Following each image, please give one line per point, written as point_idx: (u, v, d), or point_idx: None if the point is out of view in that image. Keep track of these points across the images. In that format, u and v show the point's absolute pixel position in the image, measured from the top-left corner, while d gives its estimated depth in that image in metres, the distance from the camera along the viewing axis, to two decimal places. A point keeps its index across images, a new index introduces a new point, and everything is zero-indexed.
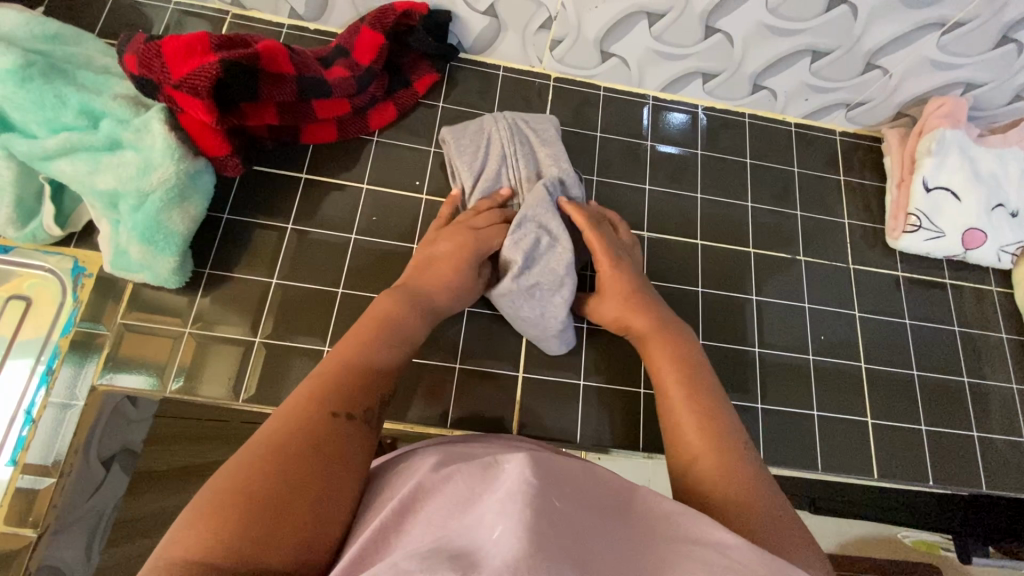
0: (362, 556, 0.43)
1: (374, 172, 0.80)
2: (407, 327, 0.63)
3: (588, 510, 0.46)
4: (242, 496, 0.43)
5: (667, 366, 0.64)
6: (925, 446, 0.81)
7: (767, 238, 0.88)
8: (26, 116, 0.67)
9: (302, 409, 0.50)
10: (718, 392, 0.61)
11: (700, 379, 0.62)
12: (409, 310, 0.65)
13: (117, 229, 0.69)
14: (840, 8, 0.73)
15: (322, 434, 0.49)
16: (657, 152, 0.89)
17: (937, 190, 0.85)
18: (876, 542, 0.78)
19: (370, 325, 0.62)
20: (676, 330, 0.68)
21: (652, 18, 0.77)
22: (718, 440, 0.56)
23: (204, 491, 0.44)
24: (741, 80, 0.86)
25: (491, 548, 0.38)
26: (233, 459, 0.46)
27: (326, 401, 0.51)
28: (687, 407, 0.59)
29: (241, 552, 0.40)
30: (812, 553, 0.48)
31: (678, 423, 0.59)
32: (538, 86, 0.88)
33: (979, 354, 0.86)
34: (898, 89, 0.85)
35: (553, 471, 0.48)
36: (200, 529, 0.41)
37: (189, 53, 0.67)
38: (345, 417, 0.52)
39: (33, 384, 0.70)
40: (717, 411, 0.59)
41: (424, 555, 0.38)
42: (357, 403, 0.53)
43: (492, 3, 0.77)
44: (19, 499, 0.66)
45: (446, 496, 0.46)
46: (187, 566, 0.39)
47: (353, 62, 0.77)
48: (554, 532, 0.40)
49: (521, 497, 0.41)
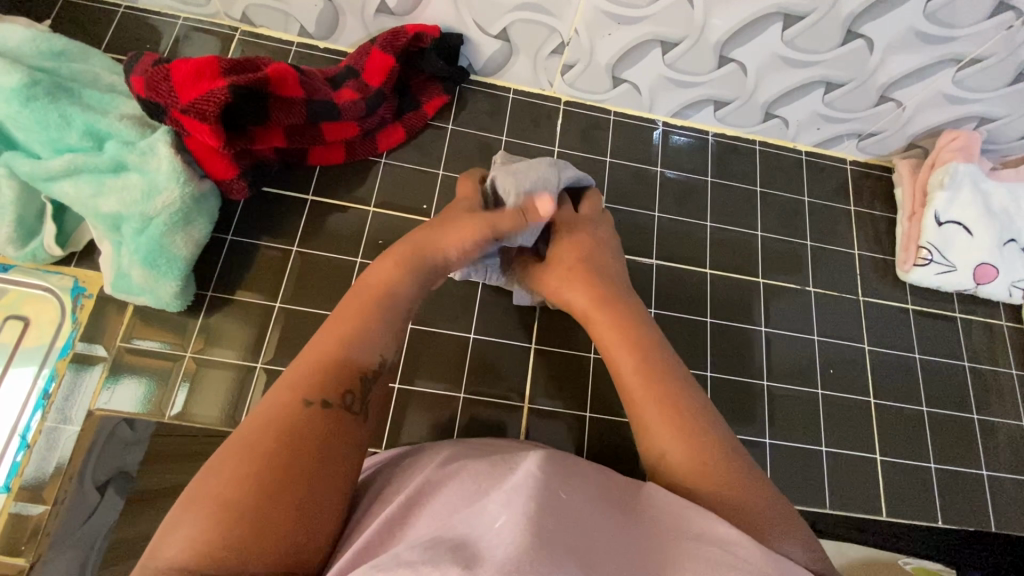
0: (366, 548, 0.44)
1: (380, 194, 0.79)
2: (394, 296, 0.60)
3: (596, 509, 0.47)
4: (220, 501, 0.43)
5: (618, 347, 0.60)
6: (934, 483, 0.80)
7: (776, 267, 0.87)
8: (30, 136, 0.67)
9: (275, 401, 0.49)
10: (682, 378, 0.58)
11: (649, 351, 0.59)
12: (401, 278, 0.61)
13: (119, 251, 0.67)
14: (856, 41, 0.72)
15: (296, 425, 0.48)
16: (666, 178, 0.88)
17: (949, 223, 0.84)
18: (877, 566, 0.75)
19: (357, 300, 0.58)
20: (623, 301, 0.64)
21: (667, 46, 0.76)
22: (675, 416, 0.54)
23: (187, 494, 0.44)
24: (752, 109, 0.85)
25: (493, 539, 0.39)
26: (212, 464, 0.45)
27: (299, 389, 0.50)
28: (643, 386, 0.56)
29: (221, 556, 0.41)
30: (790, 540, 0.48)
31: (636, 402, 0.56)
32: (548, 109, 0.87)
33: (988, 390, 0.85)
34: (911, 121, 0.84)
35: (564, 466, 0.50)
36: (185, 536, 0.41)
37: (199, 77, 0.67)
38: (320, 405, 0.50)
39: (28, 409, 0.69)
40: (675, 388, 0.56)
41: (427, 545, 0.39)
42: (332, 388, 0.51)
43: (505, 27, 0.77)
44: (9, 527, 0.64)
45: (452, 490, 0.47)
46: (173, 574, 0.40)
47: (362, 84, 0.77)
48: (558, 526, 0.41)
49: (526, 490, 0.42)
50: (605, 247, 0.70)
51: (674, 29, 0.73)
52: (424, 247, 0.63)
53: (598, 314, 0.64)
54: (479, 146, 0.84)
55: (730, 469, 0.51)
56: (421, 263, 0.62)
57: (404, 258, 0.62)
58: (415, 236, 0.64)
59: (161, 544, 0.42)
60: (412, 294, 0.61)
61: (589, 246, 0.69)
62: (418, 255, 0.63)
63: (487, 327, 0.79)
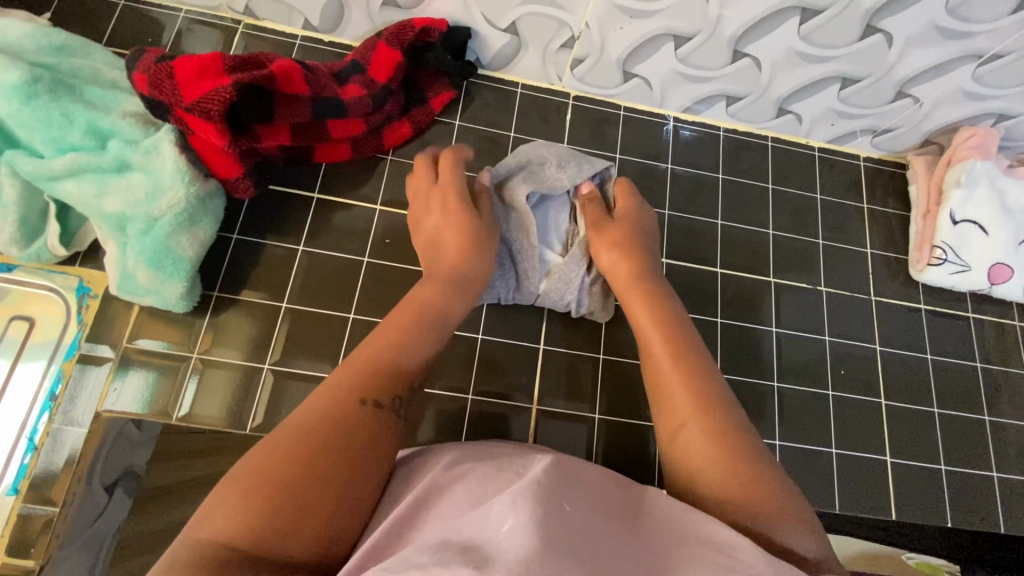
0: (377, 549, 0.44)
1: (387, 191, 0.78)
2: (444, 313, 0.61)
3: (598, 520, 0.46)
4: (269, 481, 0.43)
5: (646, 320, 0.63)
6: (944, 485, 0.79)
7: (788, 266, 0.86)
8: (32, 135, 0.66)
9: (327, 395, 0.49)
10: (709, 358, 0.60)
11: (680, 329, 0.62)
12: (452, 298, 0.63)
13: (124, 252, 0.67)
14: (875, 36, 0.71)
15: (351, 425, 0.48)
16: (676, 174, 0.87)
17: (965, 222, 0.83)
18: (881, 559, 0.75)
19: (411, 309, 0.60)
20: (656, 287, 0.66)
21: (679, 40, 0.74)
22: (699, 391, 0.56)
23: (233, 470, 0.44)
24: (766, 104, 0.83)
25: (501, 543, 0.39)
26: (264, 442, 0.46)
27: (355, 388, 0.50)
28: (675, 379, 0.57)
29: (265, 538, 0.41)
30: (800, 519, 0.48)
31: (668, 392, 0.57)
32: (557, 105, 0.85)
33: (999, 391, 0.84)
34: (928, 117, 0.83)
35: (569, 475, 0.50)
36: (229, 511, 0.42)
37: (203, 75, 0.65)
38: (374, 406, 0.50)
39: (35, 410, 0.69)
40: (701, 362, 0.59)
41: (435, 548, 0.39)
42: (385, 390, 0.52)
43: (514, 21, 0.75)
44: (19, 529, 0.64)
45: (461, 493, 0.48)
46: (216, 546, 0.40)
47: (369, 79, 0.75)
48: (562, 532, 0.41)
49: (531, 494, 0.42)
50: (645, 236, 0.71)
51: (688, 24, 0.71)
52: (463, 272, 0.65)
53: (631, 292, 0.66)
54: (486, 143, 0.82)
55: (746, 448, 0.52)
56: (468, 288, 0.65)
57: (449, 276, 0.64)
58: (457, 260, 0.66)
59: (200, 519, 0.42)
60: (457, 310, 0.63)
61: (626, 236, 0.70)
62: (461, 278, 0.65)
63: (495, 327, 0.77)
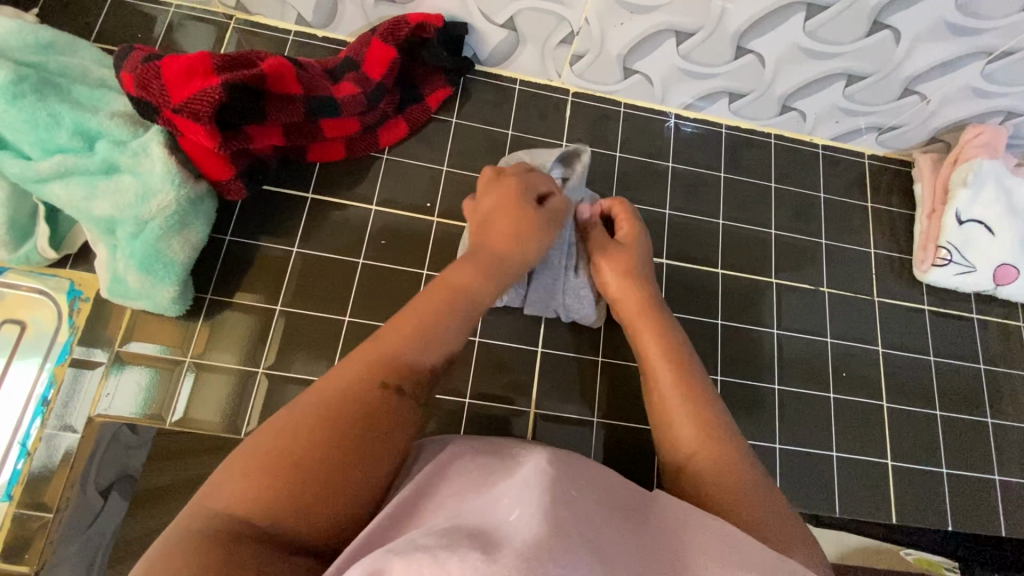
0: (380, 532, 0.43)
1: (382, 191, 0.77)
2: (473, 294, 0.57)
3: (603, 508, 0.46)
4: (286, 459, 0.42)
5: (654, 351, 0.64)
6: (945, 488, 0.79)
7: (790, 266, 0.85)
8: (19, 137, 0.64)
9: (346, 372, 0.47)
10: (712, 388, 0.61)
11: (686, 361, 0.63)
12: (481, 282, 0.59)
13: (115, 254, 0.66)
14: (882, 33, 0.69)
15: (369, 408, 0.46)
16: (678, 173, 0.85)
17: (971, 222, 0.81)
18: (877, 553, 0.75)
19: (438, 290, 0.56)
20: (664, 313, 0.67)
21: (681, 37, 0.72)
22: (706, 421, 0.58)
23: (249, 443, 0.43)
24: (770, 101, 0.82)
25: (509, 530, 0.39)
26: (283, 416, 0.44)
27: (380, 369, 0.48)
28: (681, 408, 0.59)
29: (277, 518, 0.41)
30: (808, 544, 0.49)
31: (673, 419, 0.59)
32: (556, 101, 0.84)
33: (1002, 393, 0.83)
34: (935, 115, 0.81)
35: (571, 466, 0.49)
36: (244, 489, 0.41)
37: (191, 76, 0.64)
38: (395, 391, 0.48)
39: (28, 415, 0.68)
40: (706, 395, 0.60)
41: (442, 532, 0.39)
42: (408, 376, 0.50)
43: (512, 16, 0.73)
44: (12, 536, 0.64)
45: (462, 484, 0.48)
46: (228, 518, 0.40)
47: (363, 77, 0.74)
48: (572, 518, 0.41)
49: (539, 486, 0.42)
50: (647, 267, 0.71)
51: (691, 19, 0.70)
52: (504, 259, 0.62)
53: (639, 323, 0.67)
54: (484, 140, 0.81)
55: (754, 476, 0.53)
56: (497, 269, 0.61)
57: (483, 261, 0.61)
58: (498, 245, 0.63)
59: (218, 485, 0.42)
60: (487, 296, 0.59)
61: (634, 259, 0.70)
62: (497, 263, 0.61)
63: (492, 329, 0.76)
